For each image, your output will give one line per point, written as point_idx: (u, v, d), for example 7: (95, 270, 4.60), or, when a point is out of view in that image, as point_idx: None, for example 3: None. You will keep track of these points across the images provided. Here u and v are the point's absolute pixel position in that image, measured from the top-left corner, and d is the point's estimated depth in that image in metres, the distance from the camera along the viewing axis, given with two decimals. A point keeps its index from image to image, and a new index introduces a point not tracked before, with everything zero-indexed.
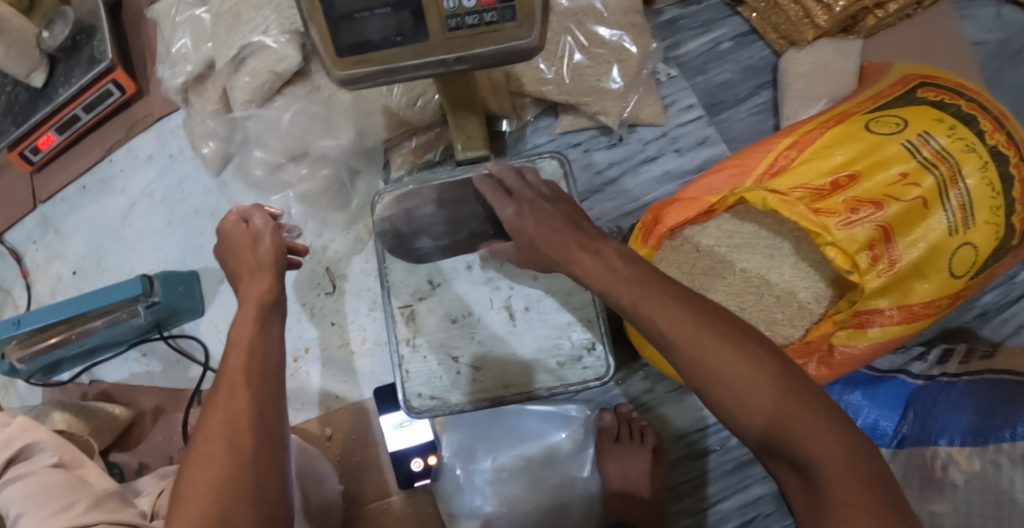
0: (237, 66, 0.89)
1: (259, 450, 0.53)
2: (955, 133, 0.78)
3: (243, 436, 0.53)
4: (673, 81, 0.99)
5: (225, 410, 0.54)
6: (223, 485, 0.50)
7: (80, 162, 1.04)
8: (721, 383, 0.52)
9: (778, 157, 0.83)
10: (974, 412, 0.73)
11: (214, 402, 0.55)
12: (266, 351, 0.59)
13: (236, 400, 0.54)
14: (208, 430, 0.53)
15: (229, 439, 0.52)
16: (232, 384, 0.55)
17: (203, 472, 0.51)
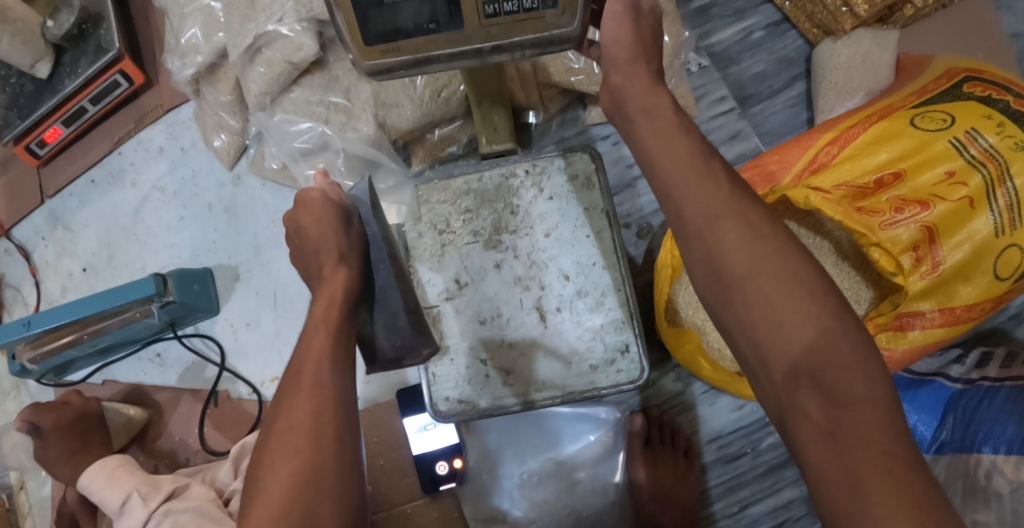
0: (251, 56, 0.86)
1: (339, 446, 0.54)
2: (1005, 131, 0.75)
3: (326, 428, 0.54)
4: (706, 72, 0.95)
5: (309, 400, 0.55)
6: (307, 479, 0.52)
7: (88, 155, 1.01)
8: (776, 318, 0.47)
9: (819, 154, 0.81)
10: (1021, 420, 0.72)
11: (296, 390, 0.56)
12: (343, 347, 0.58)
13: (317, 390, 0.55)
14: (294, 419, 0.54)
15: (313, 432, 0.54)
16: (315, 373, 0.56)
17: (290, 461, 0.53)
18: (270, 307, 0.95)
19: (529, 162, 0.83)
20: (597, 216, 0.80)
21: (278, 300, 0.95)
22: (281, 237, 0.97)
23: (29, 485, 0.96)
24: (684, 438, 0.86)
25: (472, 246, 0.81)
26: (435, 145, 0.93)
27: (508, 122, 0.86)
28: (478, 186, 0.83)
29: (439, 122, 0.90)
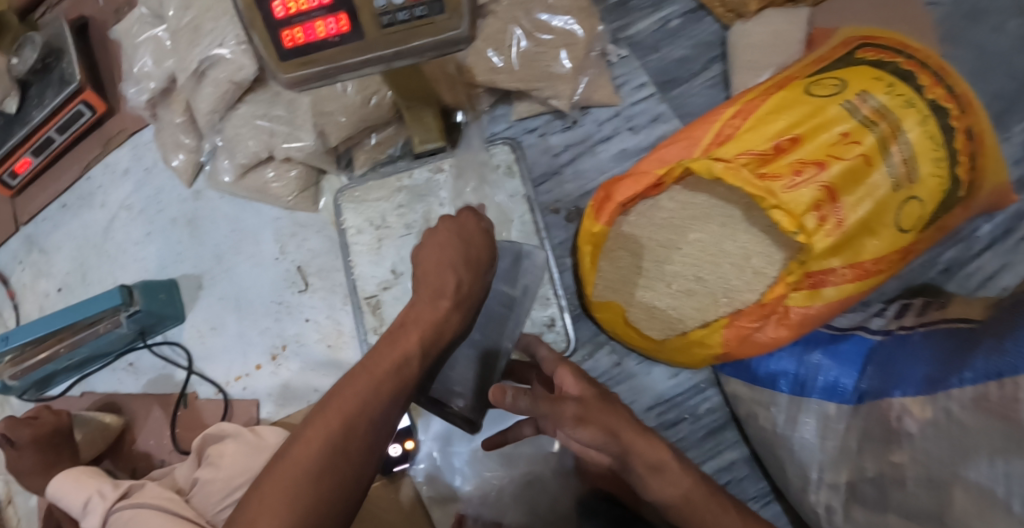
0: (199, 79, 0.93)
1: (365, 444, 0.56)
2: (894, 90, 0.79)
3: (359, 424, 0.56)
4: (626, 61, 1.00)
5: (372, 391, 0.58)
6: (303, 504, 0.52)
7: (58, 182, 1.08)
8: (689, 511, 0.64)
9: (723, 127, 0.85)
10: (928, 363, 0.75)
11: (369, 373, 0.59)
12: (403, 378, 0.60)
13: (368, 382, 0.58)
14: (338, 409, 0.56)
15: (329, 458, 0.54)
16: (362, 404, 0.57)
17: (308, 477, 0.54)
18: (233, 311, 1.01)
19: (454, 159, 0.91)
20: (519, 201, 0.89)
21: (240, 304, 1.01)
22: (238, 246, 1.03)
23: (15, 499, 1.02)
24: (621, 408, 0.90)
25: (406, 238, 0.88)
26: (374, 150, 0.98)
27: (440, 122, 0.89)
28: (410, 182, 0.90)
29: (375, 126, 0.96)
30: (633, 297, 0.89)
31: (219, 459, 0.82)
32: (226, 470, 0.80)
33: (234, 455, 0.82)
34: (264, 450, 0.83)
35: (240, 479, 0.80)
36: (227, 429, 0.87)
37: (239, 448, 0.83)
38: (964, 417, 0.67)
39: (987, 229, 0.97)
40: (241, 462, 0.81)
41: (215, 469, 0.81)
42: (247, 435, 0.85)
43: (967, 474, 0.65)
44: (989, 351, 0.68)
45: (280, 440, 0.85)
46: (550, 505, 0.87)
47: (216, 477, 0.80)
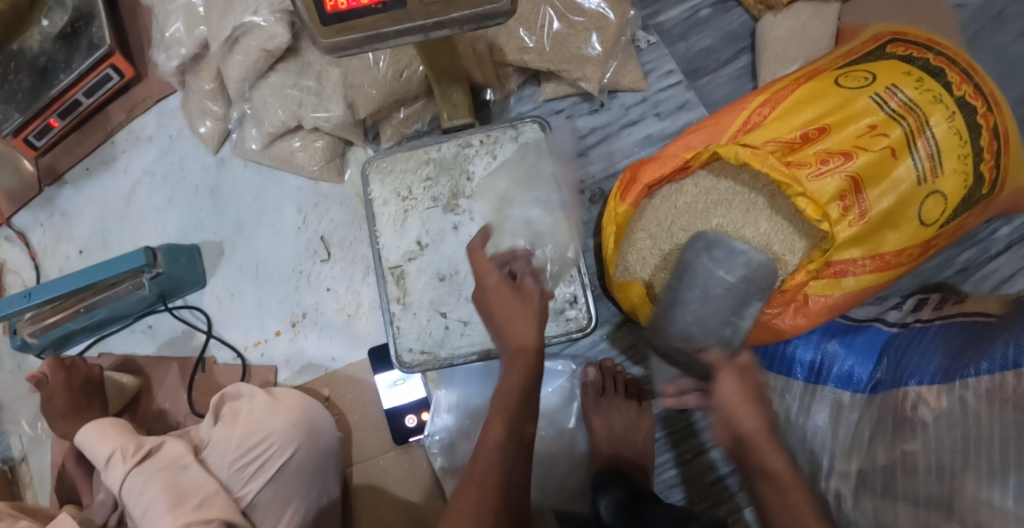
0: (231, 46, 0.93)
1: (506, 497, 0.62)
2: (922, 86, 0.80)
3: (494, 486, 0.61)
4: (654, 48, 1.01)
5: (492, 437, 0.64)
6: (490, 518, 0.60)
7: (82, 146, 1.09)
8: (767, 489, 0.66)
9: (751, 115, 0.86)
10: (944, 355, 0.76)
11: (490, 425, 0.65)
12: (514, 440, 0.65)
13: (495, 435, 0.64)
14: (477, 467, 0.63)
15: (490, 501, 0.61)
16: (495, 454, 0.63)
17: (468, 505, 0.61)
18: (253, 278, 1.02)
19: (483, 133, 0.91)
20: (546, 178, 0.87)
21: (261, 271, 1.02)
22: (261, 213, 1.04)
23: (30, 457, 1.03)
24: (637, 388, 0.91)
25: (432, 211, 0.88)
26: (401, 124, 0.99)
27: (468, 98, 0.90)
28: (438, 155, 0.90)
29: (405, 101, 0.97)
30: (654, 279, 0.88)
31: (234, 416, 0.83)
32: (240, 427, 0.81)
33: (250, 412, 0.83)
34: (280, 409, 0.84)
35: (254, 437, 0.81)
36: (243, 389, 0.86)
37: (255, 406, 0.83)
38: (978, 407, 0.69)
39: (1005, 231, 0.96)
40: (255, 419, 0.82)
41: (230, 427, 0.82)
42: (262, 395, 0.85)
43: (978, 463, 0.67)
44: (1005, 342, 0.69)
45: (297, 401, 0.85)
46: (561, 480, 0.90)
47: (230, 434, 0.81)
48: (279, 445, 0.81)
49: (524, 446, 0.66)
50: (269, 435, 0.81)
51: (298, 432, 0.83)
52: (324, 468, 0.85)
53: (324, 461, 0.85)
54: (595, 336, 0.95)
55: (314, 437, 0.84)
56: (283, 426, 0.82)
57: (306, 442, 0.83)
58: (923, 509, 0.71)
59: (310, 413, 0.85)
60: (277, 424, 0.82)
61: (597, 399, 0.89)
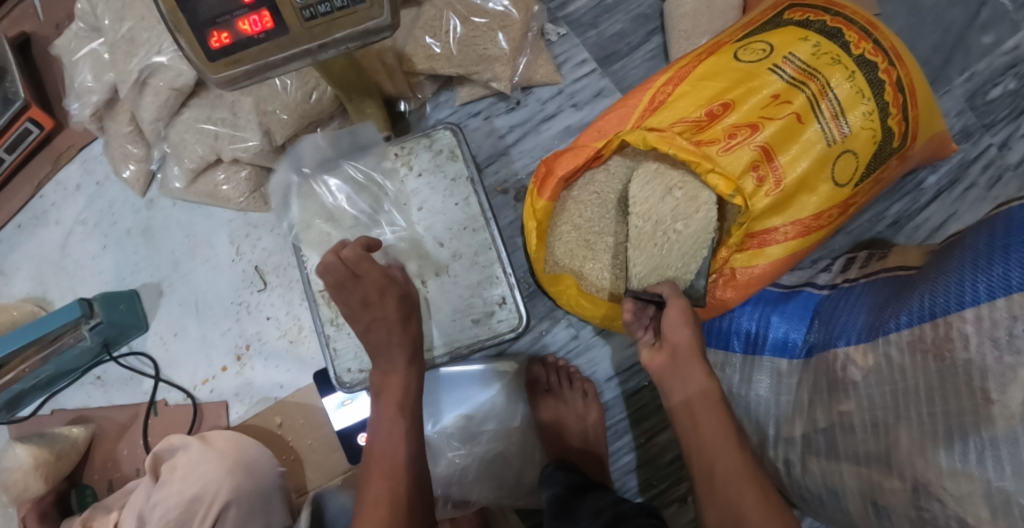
0: (140, 88, 0.93)
1: (411, 482, 0.70)
2: (820, 49, 0.80)
3: (398, 482, 0.70)
4: (565, 39, 1.00)
5: (391, 436, 0.72)
6: (405, 497, 0.69)
7: (11, 202, 1.09)
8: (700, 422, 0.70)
9: (656, 94, 0.86)
10: (868, 312, 0.77)
11: (381, 424, 0.73)
12: (413, 434, 0.73)
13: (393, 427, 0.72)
14: (375, 460, 0.71)
15: (394, 492, 0.69)
16: (395, 449, 0.71)
17: (376, 491, 0.69)
18: (193, 315, 1.02)
19: (397, 146, 0.91)
20: (462, 183, 0.89)
21: (200, 308, 1.02)
22: (194, 249, 1.04)
23: None
24: (582, 379, 0.92)
25: (354, 228, 0.88)
26: (321, 145, 0.99)
27: (383, 111, 0.91)
28: (356, 172, 0.90)
29: (320, 121, 0.96)
30: (584, 269, 0.89)
31: (171, 474, 0.83)
32: (182, 483, 0.82)
33: (185, 467, 0.83)
34: (215, 455, 0.84)
35: (194, 491, 0.82)
36: (177, 441, 0.86)
37: (190, 458, 0.83)
38: (903, 361, 0.69)
39: (932, 180, 0.96)
40: (191, 474, 0.82)
41: (168, 487, 0.82)
42: (196, 445, 0.85)
43: (908, 416, 0.68)
44: (921, 296, 0.69)
45: (231, 440, 0.86)
46: (517, 476, 0.90)
47: (171, 493, 0.81)
48: (216, 491, 0.82)
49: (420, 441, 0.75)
50: (210, 487, 0.82)
51: (233, 477, 0.83)
52: (266, 505, 0.84)
53: (270, 496, 0.85)
54: (536, 332, 0.95)
55: (251, 477, 0.84)
56: (219, 473, 0.83)
57: (243, 486, 0.83)
58: (864, 465, 0.72)
59: (246, 454, 0.85)
60: (214, 473, 0.82)
61: (542, 395, 0.91)
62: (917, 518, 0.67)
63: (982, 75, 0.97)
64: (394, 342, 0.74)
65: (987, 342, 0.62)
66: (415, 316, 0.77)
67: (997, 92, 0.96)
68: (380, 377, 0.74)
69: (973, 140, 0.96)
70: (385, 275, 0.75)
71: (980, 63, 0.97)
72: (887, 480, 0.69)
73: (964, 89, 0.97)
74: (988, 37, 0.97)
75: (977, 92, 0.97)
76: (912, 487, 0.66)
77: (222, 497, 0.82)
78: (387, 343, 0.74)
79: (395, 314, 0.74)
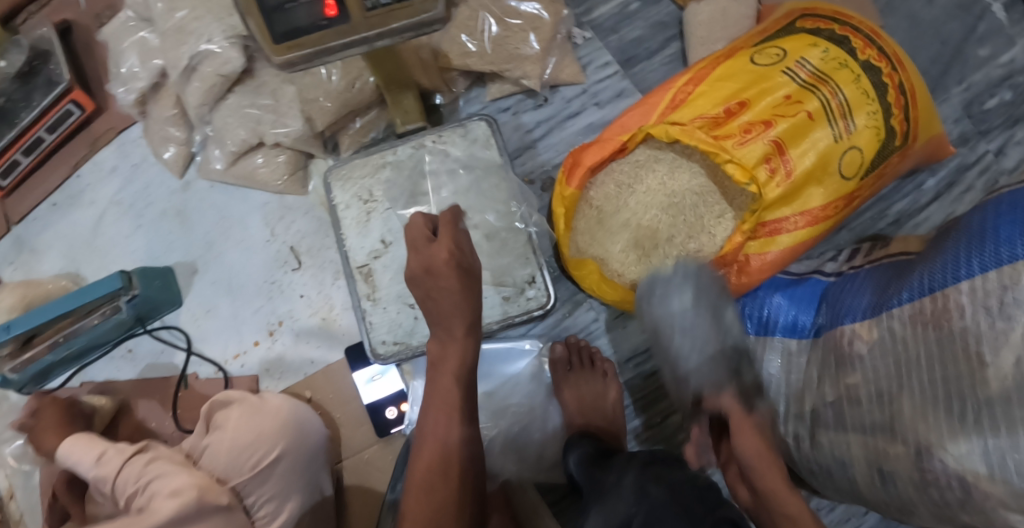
0: (189, 74, 0.98)
1: (460, 446, 0.73)
2: (828, 55, 0.88)
3: (447, 446, 0.73)
4: (589, 42, 1.07)
5: (443, 402, 0.74)
6: (456, 469, 0.72)
7: (47, 182, 1.12)
8: None
9: (677, 93, 0.93)
10: (872, 293, 0.83)
11: (435, 388, 0.75)
12: (467, 396, 0.76)
13: (448, 394, 0.75)
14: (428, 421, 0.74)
15: (444, 463, 0.72)
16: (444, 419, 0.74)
17: (427, 456, 0.73)
18: (226, 294, 1.06)
19: (435, 133, 0.96)
20: (495, 170, 0.94)
21: (233, 287, 1.06)
22: (230, 231, 1.08)
23: (17, 494, 1.03)
24: (602, 360, 0.96)
25: (390, 211, 0.93)
26: (358, 133, 1.04)
27: (419, 103, 0.97)
28: (394, 158, 0.96)
29: (358, 110, 1.02)
30: (606, 255, 0.95)
31: (226, 422, 0.87)
32: (234, 432, 0.86)
33: (238, 418, 0.87)
34: (268, 410, 0.89)
35: (248, 439, 0.86)
36: (234, 396, 0.91)
37: (243, 411, 0.88)
38: (905, 333, 0.75)
39: (932, 183, 1.04)
40: (246, 424, 0.87)
41: (222, 432, 0.86)
42: (252, 399, 0.90)
43: (911, 384, 0.74)
44: (923, 274, 0.76)
45: (283, 401, 0.91)
46: (539, 451, 0.95)
47: (222, 440, 0.85)
48: (272, 442, 0.87)
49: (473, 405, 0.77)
50: (261, 438, 0.86)
51: (288, 431, 0.88)
52: (314, 471, 0.91)
53: (311, 459, 0.90)
54: (558, 316, 1.00)
55: (301, 435, 0.90)
56: (273, 426, 0.88)
57: (296, 440, 0.89)
58: (871, 435, 0.78)
59: (297, 414, 0.91)
60: (267, 426, 0.87)
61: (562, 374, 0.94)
62: (921, 480, 0.72)
63: (979, 85, 1.06)
64: (455, 314, 0.75)
65: (980, 311, 0.68)
66: (470, 289, 0.77)
67: (994, 102, 1.05)
68: (440, 347, 0.76)
69: (970, 146, 1.04)
70: (446, 253, 0.77)
71: (976, 74, 1.06)
72: (891, 446, 0.75)
73: (963, 97, 1.05)
74: (984, 50, 1.06)
75: (974, 101, 1.05)
76: (915, 450, 0.72)
77: (267, 449, 0.86)
78: (449, 314, 0.75)
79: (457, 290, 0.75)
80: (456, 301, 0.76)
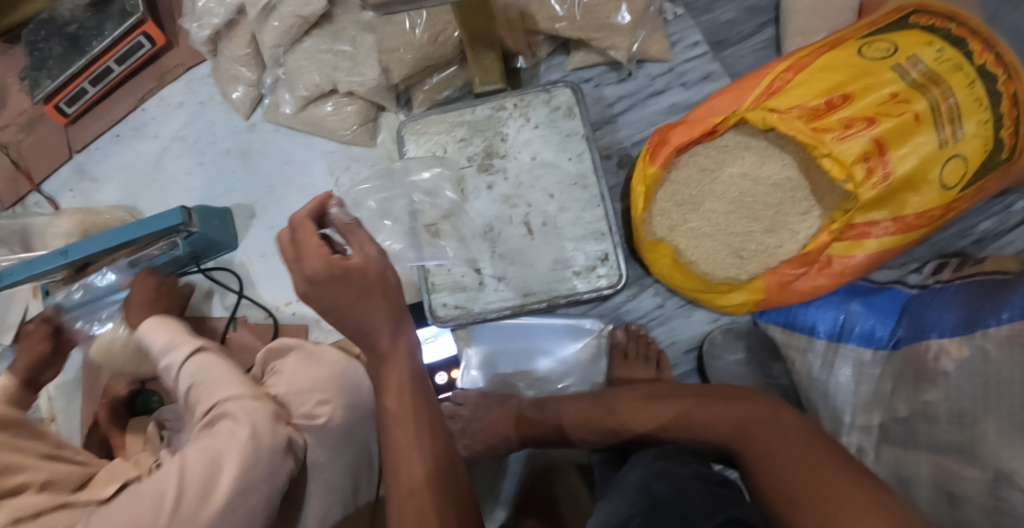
0: (267, 13, 0.95)
1: (431, 442, 0.65)
2: (943, 55, 0.83)
3: (416, 451, 0.64)
4: (679, 20, 1.03)
5: (400, 402, 0.65)
6: (435, 474, 0.63)
7: (113, 112, 1.11)
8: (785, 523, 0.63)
9: (775, 80, 0.88)
10: (963, 308, 0.79)
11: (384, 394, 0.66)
12: (412, 381, 0.67)
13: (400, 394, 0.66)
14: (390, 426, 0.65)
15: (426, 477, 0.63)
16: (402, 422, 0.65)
17: (399, 471, 0.64)
18: None
19: (517, 97, 0.92)
20: (576, 141, 0.90)
21: None
22: (294, 177, 1.06)
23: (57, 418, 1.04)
24: (659, 350, 0.94)
25: (466, 170, 0.91)
26: (433, 90, 1.00)
27: (499, 65, 0.94)
28: (470, 117, 0.92)
29: (436, 66, 0.98)
30: (680, 241, 0.91)
31: (280, 369, 0.87)
32: (292, 377, 0.86)
33: (294, 365, 0.87)
34: (323, 360, 0.88)
35: (303, 385, 0.85)
36: (291, 343, 0.91)
37: (300, 357, 0.88)
38: (999, 354, 0.71)
39: (1022, 205, 0.99)
40: (301, 372, 0.86)
41: (279, 377, 0.87)
42: (306, 349, 0.90)
43: (997, 407, 0.70)
44: (1023, 294, 0.72)
45: (341, 356, 0.89)
46: None
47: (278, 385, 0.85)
48: (325, 390, 0.84)
49: (427, 386, 0.68)
50: (320, 383, 0.85)
51: (343, 381, 0.86)
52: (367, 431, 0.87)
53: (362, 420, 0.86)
54: (621, 299, 0.98)
55: (357, 391, 0.87)
56: (329, 374, 0.86)
57: (352, 395, 0.85)
58: (942, 455, 0.74)
59: (357, 371, 0.89)
60: (323, 373, 0.86)
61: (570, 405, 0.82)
62: (995, 509, 0.66)
63: None
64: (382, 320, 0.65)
65: None
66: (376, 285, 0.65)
67: None
68: (397, 401, 0.65)
69: None
70: (308, 275, 0.64)
71: None
72: (966, 470, 0.70)
73: None
74: None
75: None
76: (993, 477, 0.67)
77: (325, 393, 0.84)
78: (367, 321, 0.65)
79: (351, 296, 0.64)
80: (356, 311, 0.64)
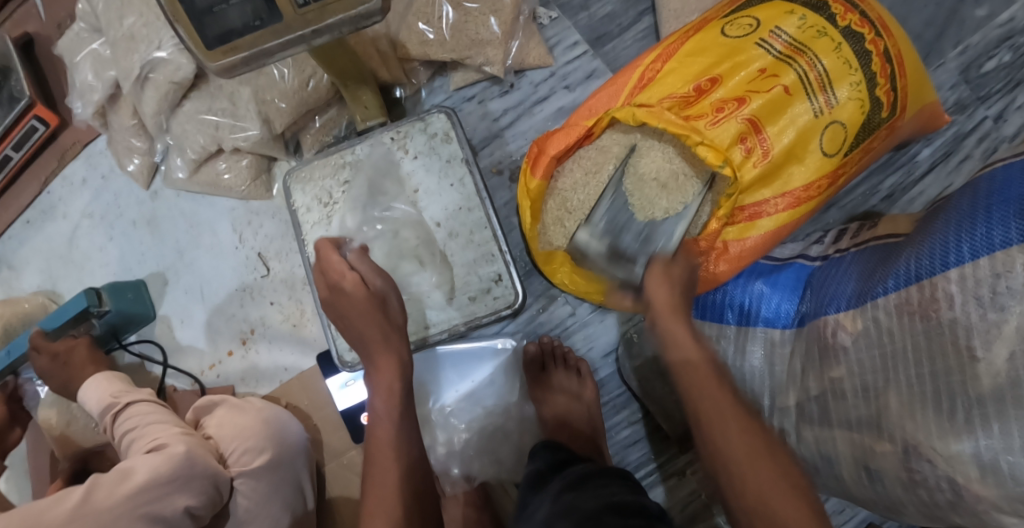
0: (142, 84, 0.93)
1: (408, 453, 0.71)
2: (806, 22, 0.81)
3: (407, 461, 0.70)
4: (557, 22, 1.02)
5: (388, 418, 0.71)
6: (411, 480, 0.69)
7: (20, 198, 1.11)
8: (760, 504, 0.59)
9: (646, 71, 0.87)
10: (857, 279, 0.78)
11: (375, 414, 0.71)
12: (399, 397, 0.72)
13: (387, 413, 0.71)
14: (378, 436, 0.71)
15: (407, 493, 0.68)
16: (393, 432, 0.71)
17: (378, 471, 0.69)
18: (200, 303, 1.04)
19: (394, 129, 0.93)
20: (457, 165, 0.92)
21: (206, 295, 1.05)
22: (199, 239, 1.07)
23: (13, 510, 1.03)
24: (576, 358, 0.94)
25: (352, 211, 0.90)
26: (319, 132, 1.01)
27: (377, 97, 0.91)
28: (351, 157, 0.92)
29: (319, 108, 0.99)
30: (575, 247, 0.91)
31: (210, 422, 0.88)
32: (219, 427, 0.87)
33: (223, 417, 0.88)
34: (251, 409, 0.89)
35: (231, 434, 0.86)
36: (216, 398, 0.92)
37: (228, 410, 0.89)
38: (890, 324, 0.70)
39: (926, 153, 0.97)
40: (228, 423, 0.87)
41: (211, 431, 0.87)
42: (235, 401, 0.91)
43: (897, 379, 0.68)
44: (909, 261, 0.71)
45: (266, 403, 0.92)
46: (514, 451, 0.93)
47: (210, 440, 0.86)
48: (251, 440, 0.86)
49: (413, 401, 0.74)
50: (245, 433, 0.86)
51: (268, 430, 0.88)
52: (297, 477, 0.90)
53: (293, 462, 0.89)
54: (534, 311, 0.98)
55: (281, 439, 0.89)
56: (255, 424, 0.88)
57: (276, 444, 0.88)
58: (856, 431, 0.72)
59: (281, 420, 0.91)
60: (248, 421, 0.87)
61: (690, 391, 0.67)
62: (908, 480, 0.67)
63: (977, 48, 0.97)
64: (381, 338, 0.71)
65: (970, 301, 0.63)
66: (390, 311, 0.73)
67: (991, 65, 0.97)
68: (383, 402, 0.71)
69: (967, 113, 0.97)
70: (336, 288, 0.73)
71: (974, 36, 0.98)
72: (878, 444, 0.69)
73: (959, 62, 0.98)
74: (982, 10, 0.98)
75: (972, 65, 0.97)
76: (903, 449, 0.66)
77: (248, 444, 0.86)
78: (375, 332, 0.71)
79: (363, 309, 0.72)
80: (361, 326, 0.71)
